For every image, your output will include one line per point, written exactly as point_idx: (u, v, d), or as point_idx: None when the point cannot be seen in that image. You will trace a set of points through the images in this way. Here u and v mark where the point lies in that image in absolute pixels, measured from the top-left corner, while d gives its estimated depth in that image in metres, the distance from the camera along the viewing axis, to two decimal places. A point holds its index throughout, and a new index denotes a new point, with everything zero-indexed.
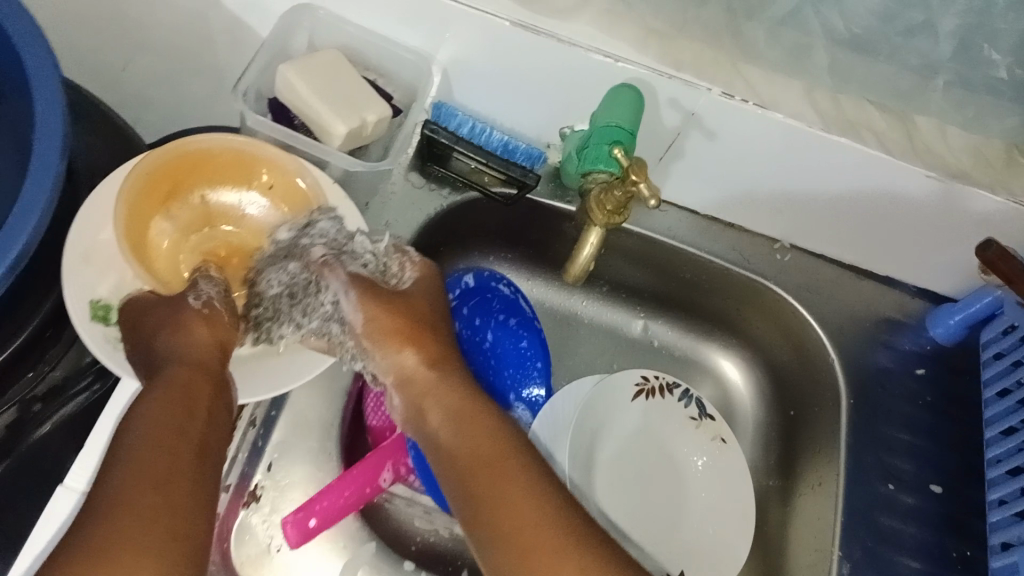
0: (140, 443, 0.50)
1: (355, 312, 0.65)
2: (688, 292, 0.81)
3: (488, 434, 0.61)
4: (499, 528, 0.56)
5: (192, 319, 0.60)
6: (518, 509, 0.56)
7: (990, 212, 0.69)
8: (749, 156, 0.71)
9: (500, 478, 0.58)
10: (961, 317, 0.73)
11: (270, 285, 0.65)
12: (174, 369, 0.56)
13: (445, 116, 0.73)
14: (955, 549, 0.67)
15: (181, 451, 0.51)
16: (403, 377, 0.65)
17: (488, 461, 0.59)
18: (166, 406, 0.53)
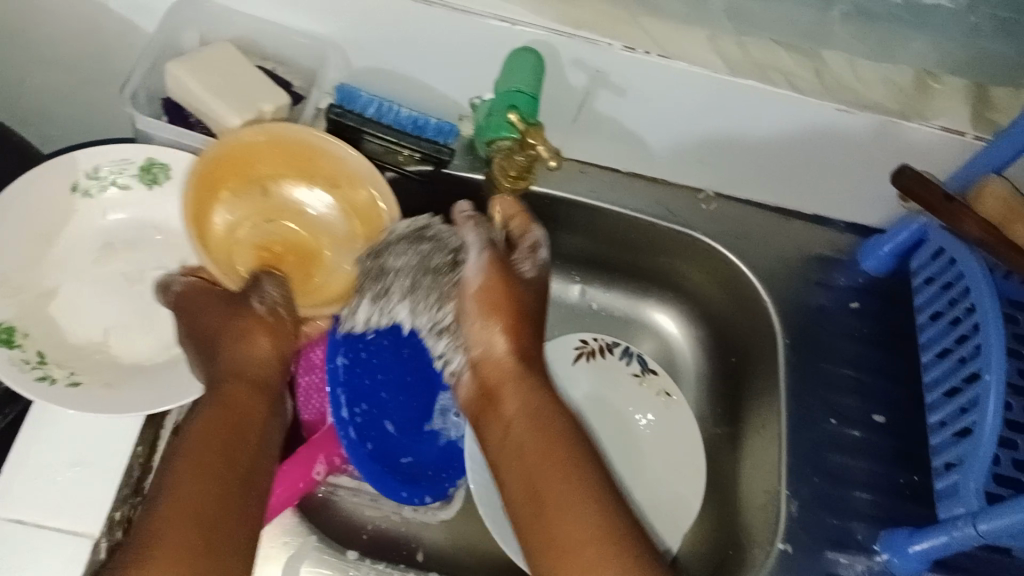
0: (184, 462, 0.47)
1: (476, 274, 0.57)
2: (619, 251, 0.80)
3: (563, 443, 0.51)
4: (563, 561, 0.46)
5: (259, 319, 0.56)
6: (581, 544, 0.46)
7: (911, 145, 0.69)
8: (658, 108, 0.68)
9: (565, 501, 0.48)
10: (890, 248, 0.75)
11: (395, 260, 0.60)
12: (227, 384, 0.53)
13: (348, 97, 0.68)
14: (902, 477, 0.69)
15: (231, 482, 0.48)
16: (488, 358, 0.57)
17: (556, 473, 0.49)
18: (212, 424, 0.50)
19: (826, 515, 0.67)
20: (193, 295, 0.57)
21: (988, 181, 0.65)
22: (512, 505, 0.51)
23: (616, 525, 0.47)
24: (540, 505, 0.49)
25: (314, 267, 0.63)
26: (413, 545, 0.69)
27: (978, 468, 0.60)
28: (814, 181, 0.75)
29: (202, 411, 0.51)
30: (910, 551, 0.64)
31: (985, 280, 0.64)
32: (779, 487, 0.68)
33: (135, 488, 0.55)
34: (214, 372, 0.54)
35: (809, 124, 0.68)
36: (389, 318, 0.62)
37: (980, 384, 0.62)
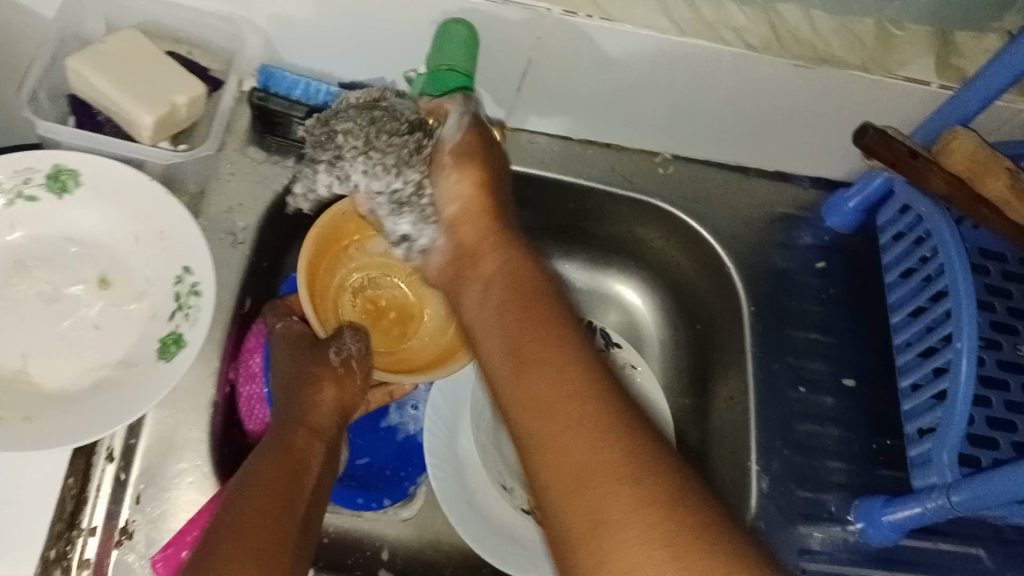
0: (254, 482, 0.48)
1: (454, 134, 0.55)
2: (577, 220, 0.76)
3: (554, 310, 0.46)
4: (551, 401, 0.41)
5: (331, 365, 0.59)
6: (568, 390, 0.41)
7: (875, 97, 0.65)
8: (607, 71, 0.64)
9: (555, 356, 0.43)
10: (856, 202, 0.72)
11: (339, 115, 0.56)
12: (292, 430, 0.54)
13: (274, 80, 0.62)
14: (874, 442, 0.68)
15: (291, 514, 0.47)
16: (461, 215, 0.55)
17: (545, 334, 0.44)
18: (281, 460, 0.51)
19: (798, 488, 0.65)
20: (284, 333, 0.61)
21: (957, 134, 0.61)
22: (490, 364, 0.46)
23: (607, 386, 0.42)
24: (526, 360, 0.44)
25: (410, 326, 0.66)
26: (378, 550, 0.66)
27: (951, 439, 0.58)
28: (777, 138, 0.71)
29: (267, 447, 0.52)
30: (883, 520, 0.63)
31: (952, 239, 0.62)
32: (749, 463, 0.66)
33: (69, 522, 0.52)
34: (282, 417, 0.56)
35: (767, 80, 0.64)
36: (346, 184, 0.57)
37: (951, 350, 0.59)
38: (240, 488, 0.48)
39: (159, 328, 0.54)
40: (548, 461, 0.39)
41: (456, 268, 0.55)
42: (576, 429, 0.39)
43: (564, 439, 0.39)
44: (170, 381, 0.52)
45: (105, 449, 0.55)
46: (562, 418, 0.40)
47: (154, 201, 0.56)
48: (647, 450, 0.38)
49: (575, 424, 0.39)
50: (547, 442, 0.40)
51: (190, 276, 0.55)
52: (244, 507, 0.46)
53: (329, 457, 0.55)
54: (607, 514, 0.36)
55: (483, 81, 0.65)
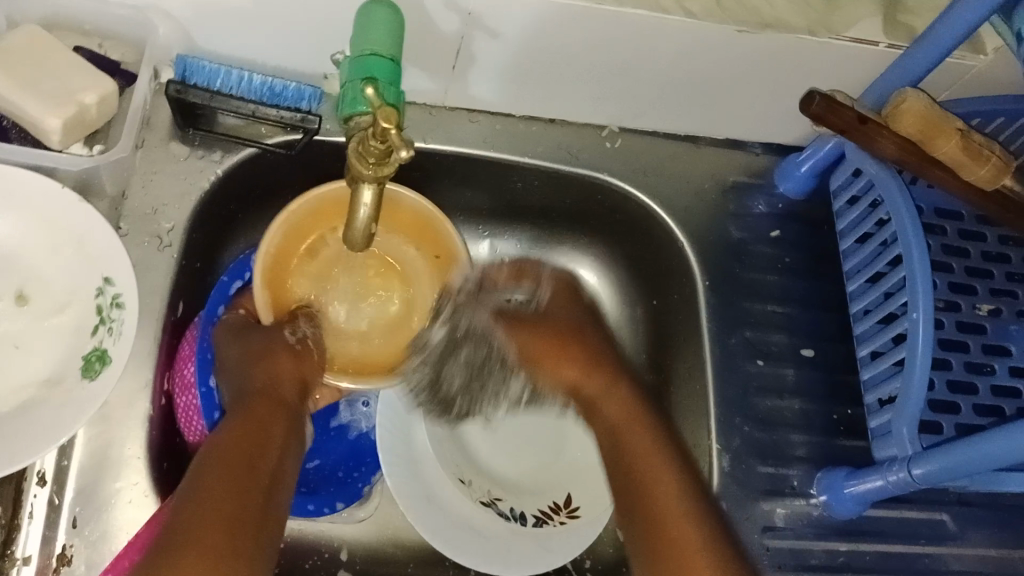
0: (208, 463, 0.48)
1: (504, 341, 0.65)
2: (525, 200, 0.73)
3: (648, 420, 0.58)
4: (663, 545, 0.51)
5: (284, 343, 0.59)
6: (659, 464, 0.54)
7: (823, 59, 0.63)
8: (544, 45, 0.60)
9: (659, 464, 0.54)
10: (809, 167, 0.70)
11: (453, 380, 0.66)
12: (250, 401, 0.54)
13: (192, 71, 0.58)
14: (836, 412, 0.67)
15: (256, 484, 0.48)
16: (569, 388, 0.63)
17: (676, 508, 0.52)
18: (242, 436, 0.51)
19: (759, 464, 0.64)
20: (232, 325, 0.60)
21: (906, 94, 0.58)
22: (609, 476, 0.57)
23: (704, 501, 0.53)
24: (626, 479, 0.55)
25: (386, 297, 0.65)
26: (333, 553, 0.64)
27: (910, 410, 0.56)
28: (726, 106, 0.69)
29: (228, 424, 0.52)
30: (846, 492, 0.62)
31: (904, 204, 0.60)
32: (710, 441, 0.64)
33: (1, 552, 0.50)
34: (240, 389, 0.56)
35: (713, 47, 0.61)
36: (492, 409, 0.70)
37: (908, 319, 0.57)
38: (206, 459, 0.49)
39: (82, 344, 0.51)
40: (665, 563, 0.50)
41: (583, 414, 0.63)
42: (669, 493, 0.53)
43: (676, 542, 0.50)
44: (96, 401, 0.49)
45: (36, 473, 0.52)
46: (682, 540, 0.50)
47: (67, 209, 0.53)
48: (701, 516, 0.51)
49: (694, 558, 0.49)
50: (661, 557, 0.51)
51: (112, 287, 0.52)
52: (209, 481, 0.47)
53: (293, 430, 0.55)
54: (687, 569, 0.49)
55: (417, 61, 0.62)
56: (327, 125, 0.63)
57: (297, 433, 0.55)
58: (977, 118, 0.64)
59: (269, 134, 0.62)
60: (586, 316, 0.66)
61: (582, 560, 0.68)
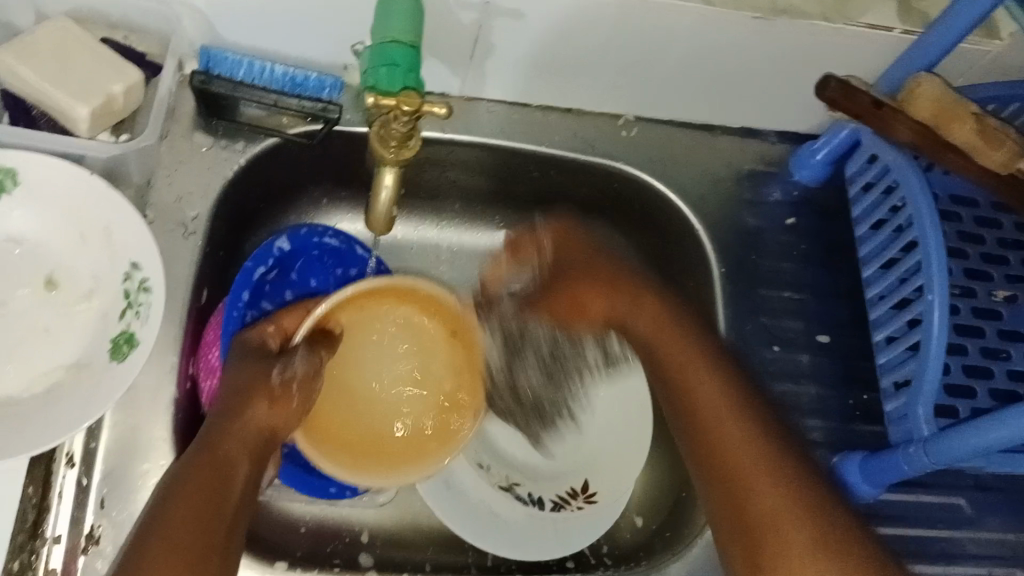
0: (160, 515, 0.43)
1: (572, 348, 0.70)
2: (543, 189, 0.73)
3: (616, 299, 0.60)
4: (739, 471, 0.50)
5: (262, 381, 0.53)
6: (761, 484, 0.49)
7: (838, 44, 0.63)
8: (562, 35, 0.61)
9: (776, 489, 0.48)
10: (824, 155, 0.71)
11: (533, 377, 0.71)
12: (212, 442, 0.48)
13: (216, 62, 0.59)
14: (852, 397, 0.67)
15: (204, 535, 0.43)
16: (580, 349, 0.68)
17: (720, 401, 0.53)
18: (198, 480, 0.46)
19: None
20: (243, 345, 0.56)
21: (920, 81, 0.59)
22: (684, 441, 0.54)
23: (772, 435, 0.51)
24: (618, 283, 0.60)
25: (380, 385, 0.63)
26: (354, 537, 0.65)
27: (925, 392, 0.57)
28: (743, 94, 0.69)
29: (183, 464, 0.46)
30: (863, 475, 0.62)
31: (920, 185, 0.60)
32: None
33: (31, 532, 0.50)
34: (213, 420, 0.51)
35: (729, 35, 0.62)
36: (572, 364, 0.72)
37: (923, 302, 0.58)
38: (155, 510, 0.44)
39: (111, 327, 0.52)
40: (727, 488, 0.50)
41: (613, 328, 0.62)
42: (665, 330, 0.58)
43: (728, 451, 0.51)
44: (121, 384, 0.49)
45: (65, 454, 0.53)
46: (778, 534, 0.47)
47: (96, 196, 0.54)
48: (774, 439, 0.51)
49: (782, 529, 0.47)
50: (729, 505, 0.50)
51: (140, 272, 0.53)
52: (155, 538, 0.42)
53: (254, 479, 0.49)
54: (772, 519, 0.47)
55: (436, 52, 0.63)
56: (349, 115, 0.64)
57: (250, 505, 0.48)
58: (991, 104, 0.65)
59: (291, 124, 0.63)
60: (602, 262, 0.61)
61: (600, 545, 0.67)
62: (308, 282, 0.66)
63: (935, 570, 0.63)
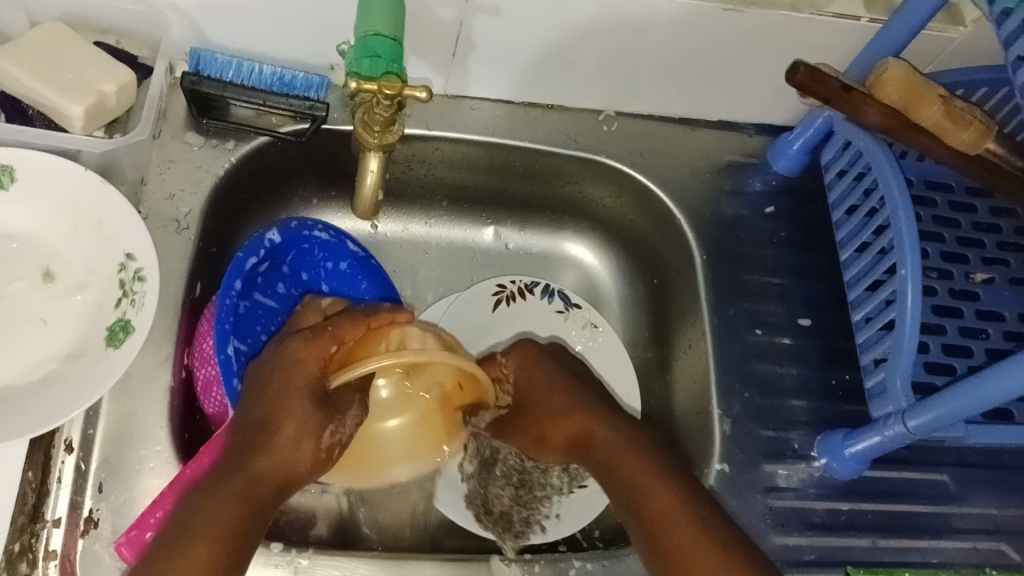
0: (193, 527, 0.48)
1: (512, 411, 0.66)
2: (528, 184, 0.75)
3: (558, 407, 0.63)
4: (634, 481, 0.57)
5: (305, 410, 0.54)
6: (658, 491, 0.55)
7: (807, 33, 0.65)
8: (540, 31, 0.63)
9: (684, 522, 0.53)
10: (800, 145, 0.73)
11: (497, 500, 0.67)
12: (240, 463, 0.52)
13: (206, 65, 0.61)
14: (834, 377, 0.69)
15: (231, 545, 0.48)
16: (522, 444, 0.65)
17: (659, 481, 0.56)
18: (226, 498, 0.50)
19: (761, 428, 0.66)
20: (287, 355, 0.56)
21: (888, 65, 0.61)
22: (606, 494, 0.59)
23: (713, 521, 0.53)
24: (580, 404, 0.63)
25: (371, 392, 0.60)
26: (347, 525, 0.66)
27: (903, 366, 0.57)
28: (718, 87, 0.72)
29: (219, 481, 0.51)
30: (846, 454, 0.63)
31: (891, 167, 0.62)
32: (711, 407, 0.66)
33: (31, 515, 0.52)
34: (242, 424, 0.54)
35: (700, 27, 0.64)
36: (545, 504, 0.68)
37: (897, 278, 0.59)
38: (187, 521, 0.49)
39: (105, 316, 0.54)
40: (630, 500, 0.56)
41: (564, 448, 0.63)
42: (623, 457, 0.58)
43: (635, 479, 0.56)
44: (117, 369, 0.51)
45: (64, 440, 0.54)
46: (675, 539, 0.53)
47: (90, 191, 0.56)
48: (670, 467, 0.57)
49: (676, 534, 0.53)
50: (659, 551, 0.53)
51: (134, 262, 0.55)
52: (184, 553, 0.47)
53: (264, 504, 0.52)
54: (660, 520, 0.54)
55: (418, 50, 0.65)
56: (335, 114, 0.66)
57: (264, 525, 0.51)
58: (960, 88, 0.67)
59: (279, 123, 0.65)
60: (554, 378, 0.65)
61: (593, 528, 0.68)
62: (299, 273, 0.68)
63: (921, 545, 0.64)
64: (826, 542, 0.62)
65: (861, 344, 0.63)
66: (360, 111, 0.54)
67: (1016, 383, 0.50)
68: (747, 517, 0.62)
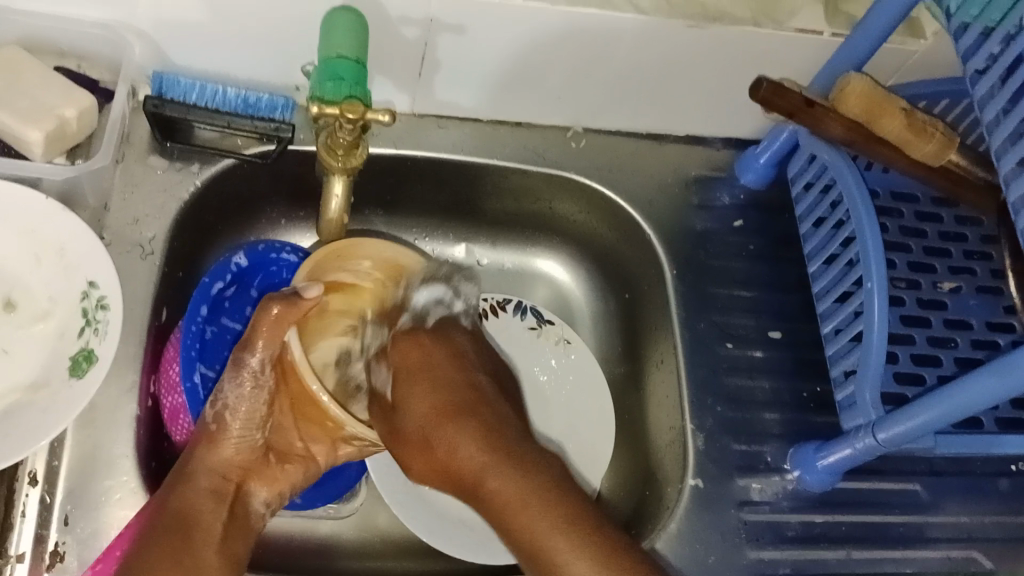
0: (161, 527, 0.51)
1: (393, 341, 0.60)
2: (499, 201, 0.75)
3: (432, 395, 0.57)
4: (517, 507, 0.54)
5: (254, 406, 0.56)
6: (552, 538, 0.53)
7: (771, 49, 0.66)
8: (505, 50, 0.63)
9: (555, 531, 0.53)
10: (766, 158, 0.73)
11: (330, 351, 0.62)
12: (208, 468, 0.55)
13: (168, 87, 0.61)
14: (805, 389, 0.69)
15: (194, 543, 0.51)
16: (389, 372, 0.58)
17: (518, 493, 0.54)
18: (194, 500, 0.53)
19: (733, 442, 0.66)
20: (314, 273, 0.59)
21: (848, 77, 0.62)
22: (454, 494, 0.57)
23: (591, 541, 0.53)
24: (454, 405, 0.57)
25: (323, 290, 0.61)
26: (322, 548, 0.65)
27: (870, 378, 0.57)
28: (685, 102, 0.72)
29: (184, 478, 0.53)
30: (818, 465, 0.63)
31: (854, 180, 0.62)
32: (684, 421, 0.66)
33: None
34: (204, 429, 0.56)
35: (666, 44, 0.64)
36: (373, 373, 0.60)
37: (864, 291, 0.59)
38: (155, 521, 0.51)
39: (68, 347, 0.53)
40: (519, 543, 0.53)
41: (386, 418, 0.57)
42: (462, 434, 0.56)
43: (505, 500, 0.54)
44: (82, 399, 0.50)
45: (27, 473, 0.53)
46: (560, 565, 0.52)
47: (51, 217, 0.55)
48: (577, 515, 0.54)
49: (550, 546, 0.52)
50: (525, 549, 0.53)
51: (96, 291, 0.54)
52: (150, 552, 0.49)
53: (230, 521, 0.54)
54: (531, 529, 0.53)
55: (385, 70, 0.65)
56: (301, 134, 0.66)
57: (237, 544, 0.54)
58: (923, 101, 0.67)
59: (245, 145, 0.65)
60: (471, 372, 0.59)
61: None
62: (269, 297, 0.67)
63: (896, 554, 0.64)
64: (801, 554, 0.62)
65: (829, 356, 0.63)
66: (323, 133, 0.55)
67: (984, 397, 0.50)
68: (720, 532, 0.62)
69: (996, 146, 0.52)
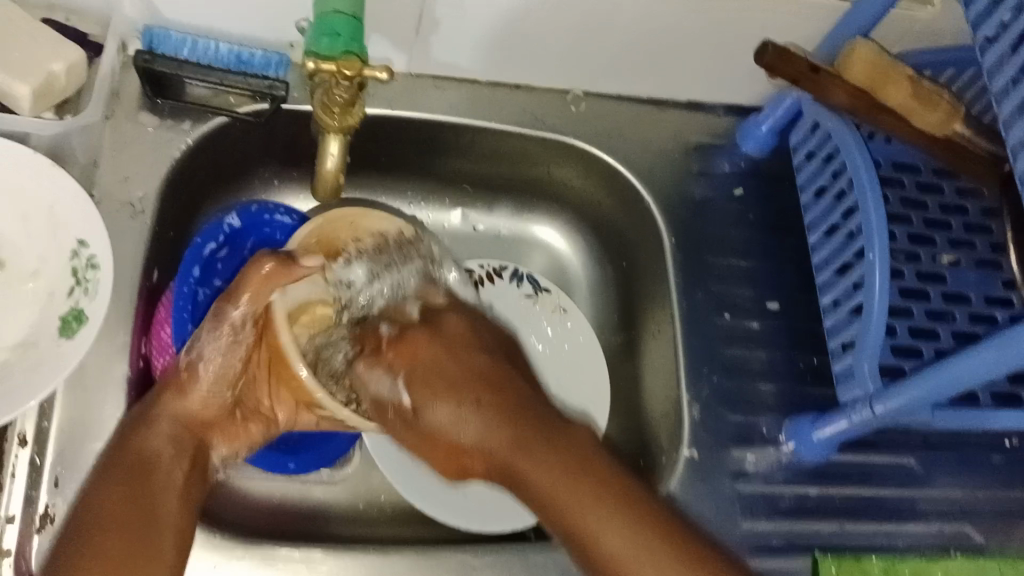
0: (118, 472, 0.50)
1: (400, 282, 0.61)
2: (495, 165, 0.74)
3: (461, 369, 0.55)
4: (556, 495, 0.50)
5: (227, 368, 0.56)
6: (590, 522, 0.49)
7: (777, 14, 0.64)
8: (506, 9, 0.62)
9: (589, 499, 0.50)
10: (769, 126, 0.72)
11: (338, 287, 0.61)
12: (169, 413, 0.54)
13: (159, 42, 0.59)
14: (801, 361, 0.69)
15: (150, 486, 0.50)
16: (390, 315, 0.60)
17: (542, 466, 0.51)
18: (152, 444, 0.52)
19: (729, 412, 0.65)
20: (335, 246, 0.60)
21: (856, 46, 0.61)
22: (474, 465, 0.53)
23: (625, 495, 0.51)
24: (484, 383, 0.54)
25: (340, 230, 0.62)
26: (315, 514, 0.65)
27: (869, 349, 0.57)
28: (687, 67, 0.71)
29: (143, 418, 0.53)
30: (814, 437, 0.63)
31: (856, 149, 0.61)
32: (680, 390, 0.66)
33: None
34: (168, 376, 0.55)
35: (671, 6, 0.63)
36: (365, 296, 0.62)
37: (865, 263, 0.58)
38: (110, 463, 0.50)
39: (57, 306, 0.52)
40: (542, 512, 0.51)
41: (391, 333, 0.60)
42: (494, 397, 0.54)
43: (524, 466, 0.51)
44: (72, 359, 0.49)
45: (16, 435, 0.52)
46: (616, 558, 0.49)
47: (40, 173, 0.53)
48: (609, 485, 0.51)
49: (583, 520, 0.50)
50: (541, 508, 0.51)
51: (86, 250, 0.53)
52: (106, 492, 0.49)
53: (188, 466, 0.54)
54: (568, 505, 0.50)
55: (382, 29, 0.63)
56: (295, 93, 0.64)
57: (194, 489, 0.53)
58: (928, 70, 0.66)
59: (238, 103, 0.63)
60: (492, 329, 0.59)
61: None
62: None
63: (888, 527, 0.64)
64: (794, 526, 0.62)
65: (827, 329, 0.62)
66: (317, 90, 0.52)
67: (984, 371, 0.50)
68: (714, 501, 0.62)
69: (1005, 116, 0.51)
